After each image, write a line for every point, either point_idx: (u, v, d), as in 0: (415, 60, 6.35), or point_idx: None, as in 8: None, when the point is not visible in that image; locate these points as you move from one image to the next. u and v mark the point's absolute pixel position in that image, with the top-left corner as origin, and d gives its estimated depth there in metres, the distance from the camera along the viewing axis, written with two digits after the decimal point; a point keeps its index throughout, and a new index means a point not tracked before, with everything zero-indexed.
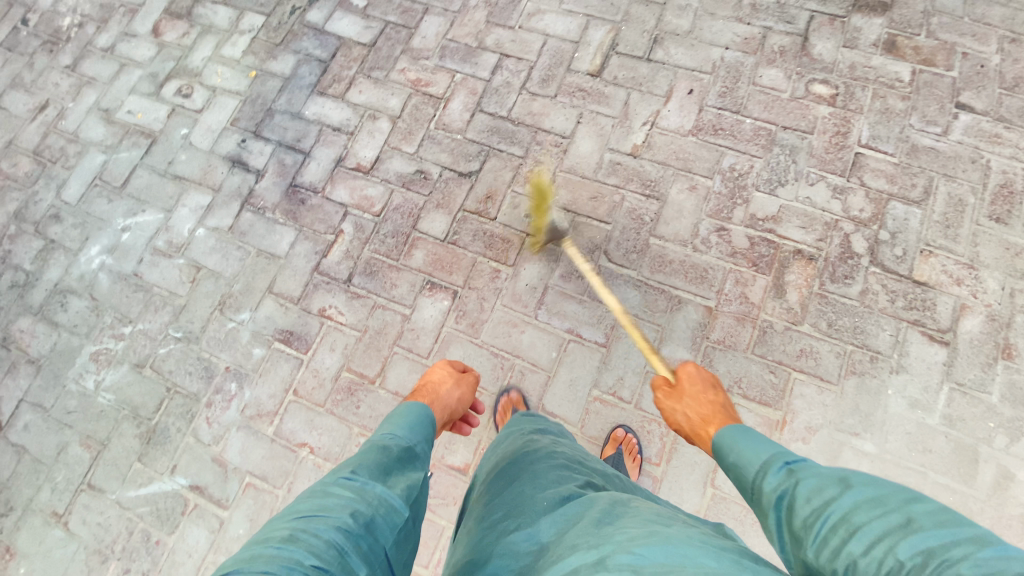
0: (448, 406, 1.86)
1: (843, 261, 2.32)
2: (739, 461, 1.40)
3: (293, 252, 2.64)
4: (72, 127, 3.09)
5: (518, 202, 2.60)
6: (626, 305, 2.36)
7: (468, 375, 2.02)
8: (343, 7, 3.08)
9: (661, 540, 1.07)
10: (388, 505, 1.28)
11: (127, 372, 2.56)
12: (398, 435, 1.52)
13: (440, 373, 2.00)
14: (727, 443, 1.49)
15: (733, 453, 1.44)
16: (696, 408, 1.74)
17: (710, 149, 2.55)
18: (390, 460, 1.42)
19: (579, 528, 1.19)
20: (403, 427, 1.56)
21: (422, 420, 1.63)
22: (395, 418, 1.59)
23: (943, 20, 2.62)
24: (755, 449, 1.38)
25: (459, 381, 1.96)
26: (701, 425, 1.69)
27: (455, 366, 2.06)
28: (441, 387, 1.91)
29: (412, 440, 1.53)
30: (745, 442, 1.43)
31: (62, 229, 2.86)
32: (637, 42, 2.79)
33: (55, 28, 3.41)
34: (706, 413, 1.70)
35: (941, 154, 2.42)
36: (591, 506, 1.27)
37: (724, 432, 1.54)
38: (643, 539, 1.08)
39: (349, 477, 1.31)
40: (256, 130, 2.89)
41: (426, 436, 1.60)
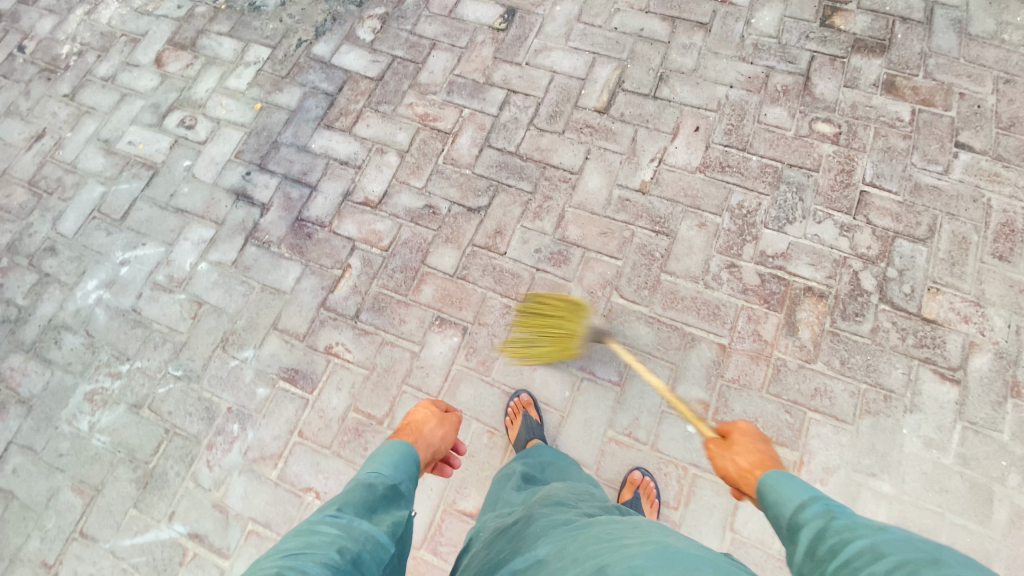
0: (431, 447, 1.68)
1: (853, 298, 2.34)
2: (780, 503, 1.30)
3: (299, 288, 2.60)
4: (70, 157, 3.03)
5: (528, 236, 2.59)
6: (639, 342, 2.35)
7: (453, 413, 1.84)
8: (349, 40, 3.09)
9: (656, 543, 1.13)
10: (374, 542, 1.28)
11: (123, 413, 2.47)
12: (383, 472, 1.47)
13: (422, 411, 1.80)
14: (771, 486, 1.35)
15: (772, 492, 1.34)
16: (743, 456, 1.49)
17: (718, 185, 2.58)
18: (376, 496, 1.40)
19: (579, 541, 1.23)
20: (388, 462, 1.50)
21: (409, 457, 1.56)
22: (382, 453, 1.53)
23: (939, 61, 2.71)
24: (795, 490, 1.31)
25: (444, 419, 1.78)
26: (746, 472, 1.47)
27: (438, 403, 1.88)
28: (424, 424, 1.73)
29: (398, 477, 1.48)
30: (788, 486, 1.32)
31: (57, 262, 2.79)
32: (642, 79, 2.84)
33: (54, 56, 3.36)
34: (756, 461, 1.47)
35: (943, 192, 2.47)
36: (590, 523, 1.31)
37: (774, 481, 1.35)
38: (642, 545, 1.14)
39: (334, 514, 1.30)
40: (261, 162, 2.87)
41: (412, 472, 1.53)
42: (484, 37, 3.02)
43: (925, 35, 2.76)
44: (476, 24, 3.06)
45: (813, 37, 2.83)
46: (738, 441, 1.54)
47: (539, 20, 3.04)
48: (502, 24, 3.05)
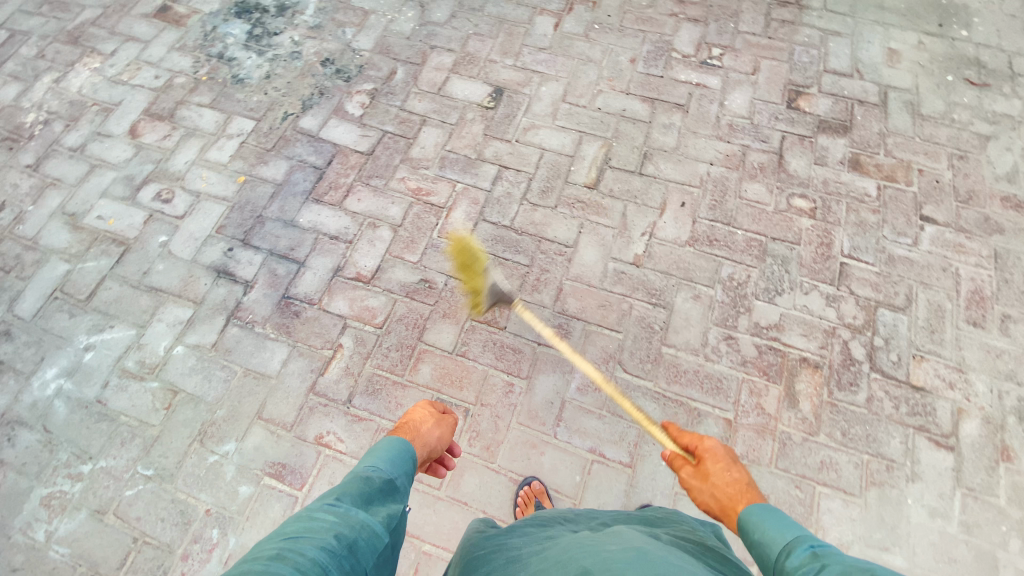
0: (428, 446, 1.64)
1: (846, 368, 2.41)
2: (762, 540, 1.30)
3: (286, 371, 2.45)
4: (30, 232, 2.81)
5: (527, 310, 2.57)
6: (646, 419, 2.32)
7: (450, 415, 1.81)
8: (337, 114, 3.11)
9: (638, 553, 1.21)
10: (371, 531, 1.26)
11: (85, 520, 2.19)
12: (380, 466, 1.42)
13: (420, 411, 1.76)
14: (751, 521, 1.35)
15: (757, 531, 1.33)
16: (721, 489, 1.49)
17: (709, 259, 2.66)
18: (373, 489, 1.36)
19: (563, 549, 1.31)
20: (386, 458, 1.46)
21: (405, 453, 1.51)
22: (380, 448, 1.48)
23: (897, 140, 2.96)
24: (780, 528, 1.30)
25: (442, 420, 1.74)
26: (728, 508, 1.46)
27: (436, 405, 1.83)
28: (422, 424, 1.69)
29: (395, 473, 1.43)
30: (774, 521, 1.32)
31: (11, 348, 2.54)
32: (628, 156, 2.95)
33: (16, 125, 3.17)
34: (733, 494, 1.46)
35: (915, 263, 2.64)
36: (576, 539, 1.38)
37: (751, 515, 1.37)
38: (623, 552, 1.21)
39: (333, 503, 1.27)
40: (244, 238, 2.76)
41: (407, 469, 1.49)
42: (474, 113, 3.11)
43: (882, 117, 3.03)
44: (466, 102, 3.15)
45: (782, 118, 3.05)
46: (711, 472, 1.52)
47: (526, 99, 3.15)
48: (491, 102, 3.15)
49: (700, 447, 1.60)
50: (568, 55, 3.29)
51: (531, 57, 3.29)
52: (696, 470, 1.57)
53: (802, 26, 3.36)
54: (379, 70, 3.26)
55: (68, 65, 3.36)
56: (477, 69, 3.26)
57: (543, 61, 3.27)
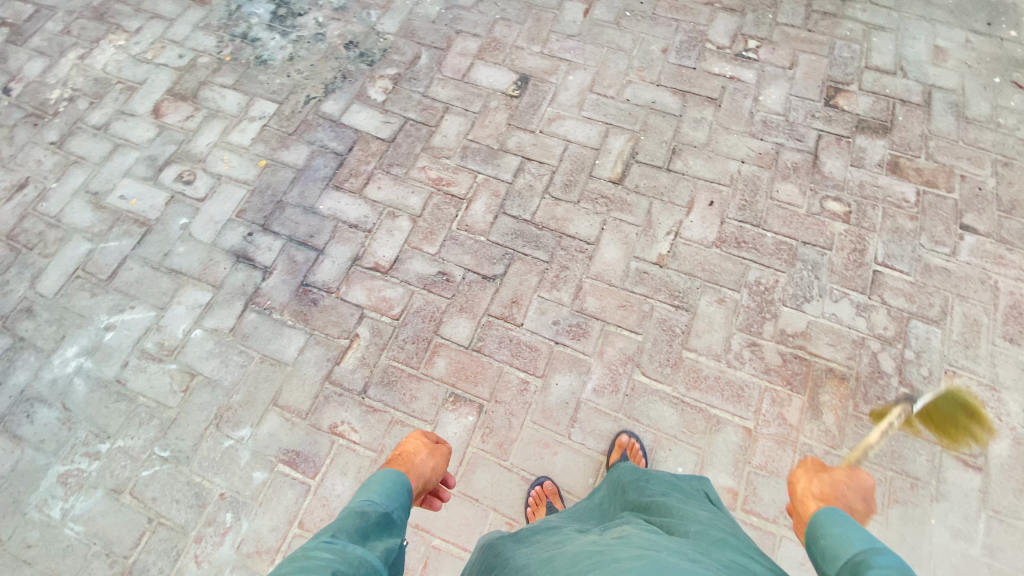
0: (422, 477, 1.68)
1: (874, 381, 2.33)
2: (832, 542, 1.26)
3: (302, 359, 2.45)
4: (54, 210, 2.84)
5: (545, 307, 2.53)
6: (663, 424, 2.28)
7: (443, 444, 1.83)
8: (360, 99, 3.06)
9: (647, 561, 1.17)
10: (370, 565, 1.29)
11: (101, 499, 2.25)
12: (375, 500, 1.49)
13: (414, 441, 1.78)
14: (833, 519, 1.30)
15: (831, 530, 1.28)
16: (818, 483, 1.42)
17: (735, 261, 2.58)
18: (369, 523, 1.42)
19: (571, 563, 1.27)
20: (381, 491, 1.52)
21: (400, 486, 1.58)
22: (374, 482, 1.54)
23: (940, 143, 2.82)
24: (863, 539, 1.23)
25: (435, 450, 1.77)
26: (809, 498, 1.40)
27: (428, 435, 1.86)
28: (415, 455, 1.72)
29: (390, 506, 1.50)
30: (853, 529, 1.26)
31: (34, 325, 2.58)
32: (656, 151, 2.86)
33: (41, 101, 3.18)
34: (827, 493, 1.39)
35: (952, 274, 2.52)
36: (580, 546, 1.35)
37: (833, 515, 1.31)
38: (633, 562, 1.17)
39: (330, 540, 1.30)
40: (264, 223, 2.75)
41: (402, 502, 1.56)
42: (498, 102, 3.03)
43: (925, 118, 2.89)
44: (490, 90, 3.08)
45: (819, 116, 2.92)
46: (832, 470, 1.44)
47: (552, 88, 3.06)
48: (515, 90, 3.07)
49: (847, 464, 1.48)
50: (598, 43, 3.18)
51: (558, 44, 3.19)
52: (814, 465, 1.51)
53: (845, 19, 3.21)
54: (403, 54, 3.20)
55: (94, 42, 3.35)
56: (503, 56, 3.17)
57: (571, 49, 3.17)
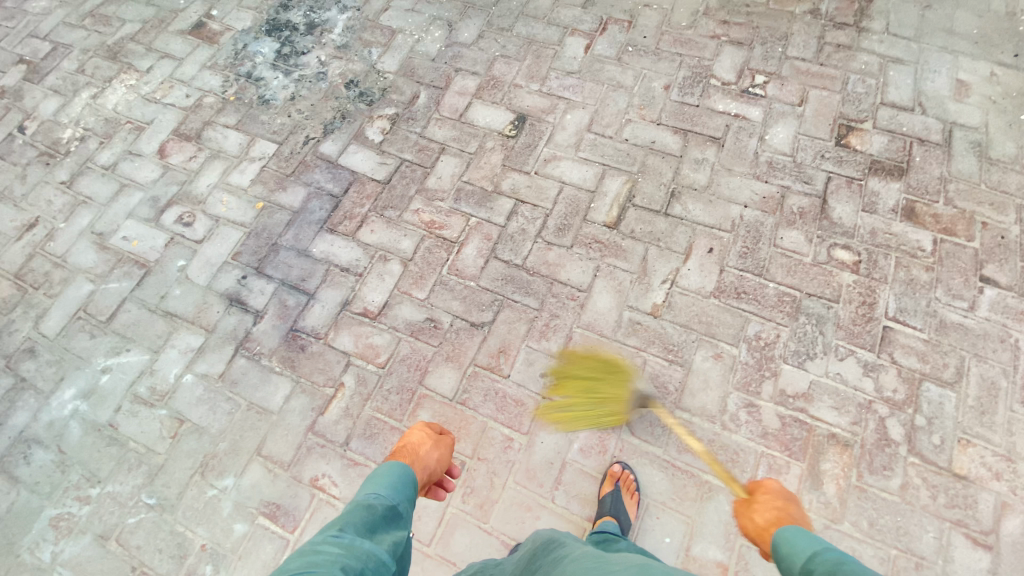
0: (427, 469, 1.72)
1: (880, 449, 2.18)
2: (788, 555, 1.34)
3: (287, 407, 2.44)
4: (61, 249, 2.93)
5: (533, 358, 2.46)
6: (652, 489, 2.18)
7: (448, 435, 1.87)
8: (357, 139, 3.07)
9: (638, 566, 1.37)
10: (376, 561, 1.35)
11: (89, 544, 2.28)
12: (382, 494, 1.53)
13: (418, 433, 1.83)
14: (785, 537, 1.38)
15: (787, 546, 1.36)
16: (761, 513, 1.51)
17: (734, 313, 2.46)
18: (376, 517, 1.46)
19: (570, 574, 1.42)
20: (388, 485, 1.55)
21: (407, 479, 1.61)
22: (381, 475, 1.57)
23: (959, 186, 2.65)
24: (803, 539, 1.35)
25: (440, 441, 1.80)
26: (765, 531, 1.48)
27: (433, 425, 1.90)
28: (420, 447, 1.76)
29: (397, 499, 1.54)
30: (804, 538, 1.35)
31: (35, 366, 2.65)
32: (654, 195, 2.76)
33: (54, 140, 3.30)
34: (771, 516, 1.49)
35: (970, 331, 2.35)
36: (571, 559, 1.51)
37: (786, 532, 1.40)
38: (629, 569, 1.37)
39: (337, 534, 1.36)
40: (258, 265, 2.77)
41: (409, 494, 1.59)
42: (494, 142, 3.00)
43: (944, 159, 2.72)
44: (486, 129, 3.04)
45: (829, 157, 2.78)
46: (759, 498, 1.55)
47: (549, 128, 3.01)
48: (512, 129, 3.03)
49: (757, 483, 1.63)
50: (598, 80, 3.12)
51: (557, 82, 3.14)
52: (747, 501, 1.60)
53: (859, 52, 3.05)
54: (402, 93, 3.19)
55: (106, 81, 3.47)
56: (501, 94, 3.14)
57: (570, 87, 3.12)
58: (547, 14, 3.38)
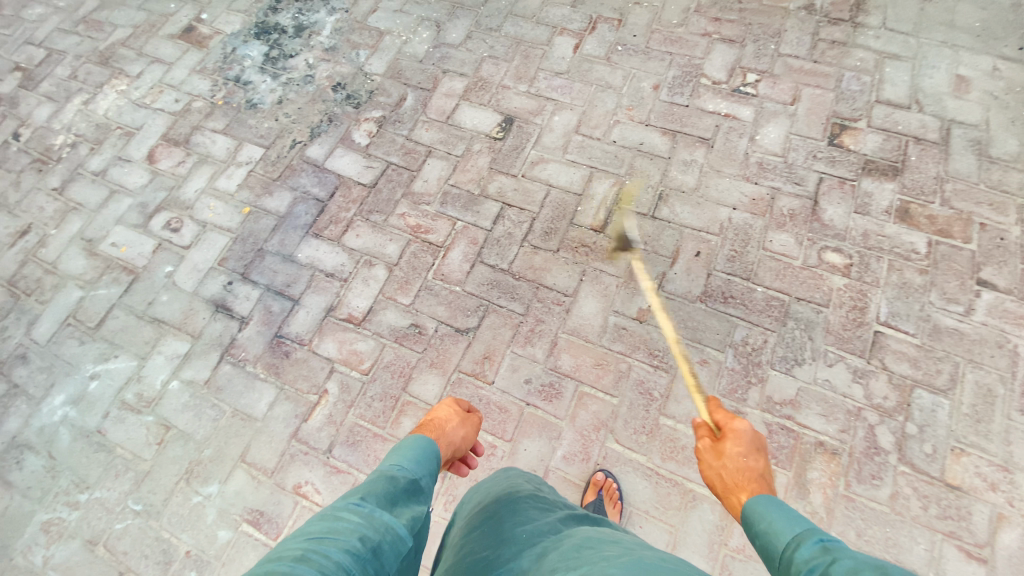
0: (452, 444, 1.71)
1: (869, 458, 2.14)
2: (768, 530, 1.28)
3: (271, 414, 2.44)
4: (52, 256, 2.95)
5: (517, 364, 2.43)
6: (636, 498, 2.14)
7: (474, 415, 1.87)
8: (344, 143, 3.05)
9: (636, 559, 1.20)
10: (396, 534, 1.26)
11: (76, 550, 2.29)
12: (405, 467, 1.47)
13: (445, 410, 1.84)
14: (758, 511, 1.34)
15: (763, 521, 1.31)
16: (730, 471, 1.48)
17: (721, 318, 2.41)
18: (398, 490, 1.39)
19: (560, 554, 1.28)
20: (412, 458, 1.49)
21: (429, 454, 1.55)
22: (405, 448, 1.52)
23: (957, 187, 2.58)
24: (787, 521, 1.27)
25: (466, 419, 1.81)
26: (731, 492, 1.46)
27: (461, 404, 1.91)
28: (447, 423, 1.76)
29: (420, 473, 1.47)
30: (781, 513, 1.30)
31: (26, 372, 2.67)
32: (642, 197, 2.72)
33: (47, 146, 3.32)
34: (739, 481, 1.45)
35: (964, 336, 2.30)
36: (570, 537, 1.37)
37: (758, 504, 1.36)
38: (622, 559, 1.20)
39: (359, 502, 1.29)
40: (244, 271, 2.77)
41: (431, 469, 1.53)
42: (481, 145, 2.97)
43: (941, 158, 2.65)
44: (474, 132, 3.01)
45: (821, 157, 2.72)
46: (727, 453, 1.50)
47: (537, 130, 2.98)
48: (500, 132, 3.00)
49: (727, 426, 1.58)
50: (586, 81, 3.08)
51: (546, 83, 3.10)
52: (715, 448, 1.56)
53: (855, 48, 2.98)
54: (389, 96, 3.17)
55: (98, 86, 3.48)
56: (489, 96, 3.11)
57: (559, 88, 3.08)
58: (536, 13, 3.34)
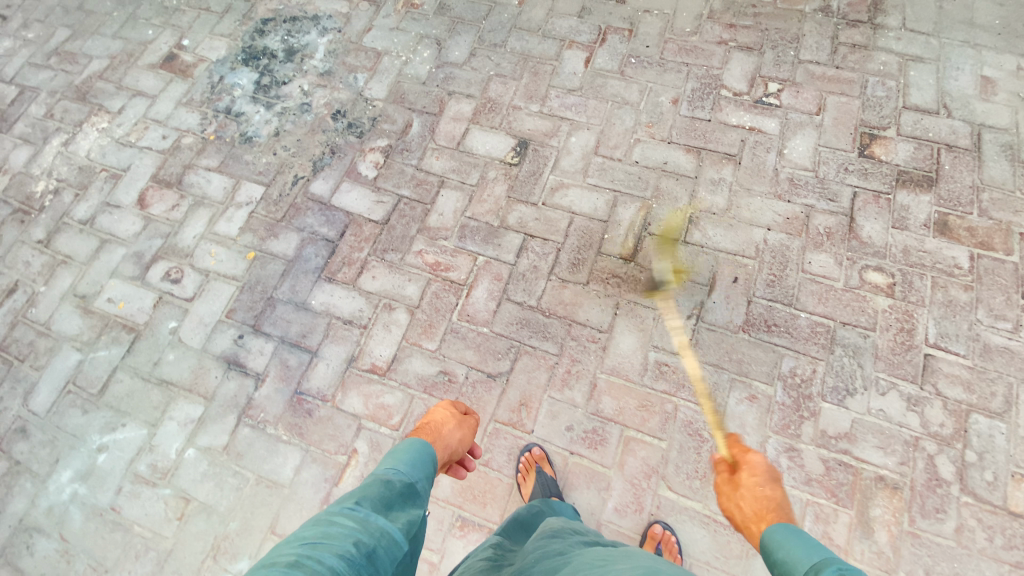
0: (449, 448, 1.68)
1: (931, 490, 2.07)
2: (787, 560, 1.25)
3: (299, 479, 2.30)
4: (44, 316, 2.74)
5: (556, 410, 2.31)
6: (694, 549, 2.05)
7: (470, 417, 1.84)
8: (350, 176, 2.87)
9: (648, 570, 1.23)
10: (390, 539, 1.27)
11: None
12: (401, 470, 1.45)
13: (441, 412, 1.80)
14: (775, 541, 1.30)
15: (780, 550, 1.28)
16: (748, 503, 1.43)
17: (766, 348, 2.32)
18: (393, 494, 1.38)
19: (571, 572, 1.31)
20: (407, 461, 1.48)
21: (426, 458, 1.54)
22: (401, 451, 1.51)
23: (993, 195, 2.51)
24: (805, 549, 1.24)
25: (462, 422, 1.78)
26: (750, 524, 1.40)
27: (455, 406, 1.87)
28: (443, 426, 1.72)
29: (415, 477, 1.46)
30: (800, 541, 1.26)
31: (27, 448, 2.48)
32: (671, 221, 2.60)
33: (26, 194, 3.08)
34: (760, 511, 1.39)
35: (1015, 354, 2.23)
36: (580, 555, 1.40)
37: (778, 538, 1.30)
38: (633, 571, 1.24)
39: (353, 506, 1.29)
40: (255, 323, 2.60)
41: (428, 473, 1.51)
42: (496, 172, 2.82)
43: (975, 165, 2.57)
44: (487, 158, 2.86)
45: (853, 170, 2.62)
46: (744, 483, 1.46)
47: (554, 153, 2.83)
48: (514, 156, 2.84)
49: (744, 459, 1.53)
50: (601, 97, 2.93)
51: (558, 101, 2.95)
52: (733, 479, 1.51)
53: (876, 51, 2.87)
54: (394, 122, 2.99)
55: (76, 125, 3.24)
56: (500, 118, 2.95)
57: (573, 106, 2.93)
58: (542, 26, 3.17)
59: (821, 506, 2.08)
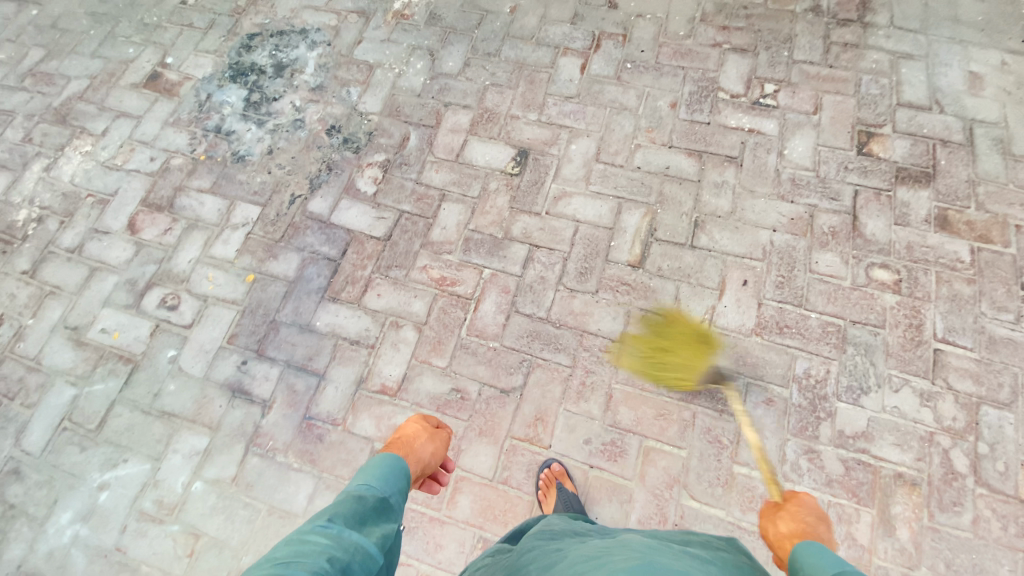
0: (422, 462, 1.67)
1: (948, 485, 2.08)
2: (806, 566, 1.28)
3: (312, 508, 2.24)
4: (34, 350, 2.63)
5: (573, 423, 2.28)
6: None
7: (443, 430, 1.84)
8: (348, 193, 2.82)
9: (644, 561, 1.16)
10: (364, 553, 1.26)
11: None
12: (373, 485, 1.45)
13: (413, 426, 1.80)
14: (801, 548, 1.35)
15: (804, 561, 1.30)
16: (785, 523, 1.51)
17: (779, 351, 2.32)
18: (366, 508, 1.38)
19: (566, 567, 1.24)
20: (379, 475, 1.48)
21: (398, 470, 1.54)
22: (372, 466, 1.51)
23: (988, 189, 2.54)
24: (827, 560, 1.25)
25: (434, 435, 1.77)
26: (784, 540, 1.48)
27: (428, 421, 1.87)
28: (415, 439, 1.72)
29: (388, 491, 1.46)
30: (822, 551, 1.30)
31: (23, 490, 2.38)
32: (676, 226, 2.59)
33: (8, 223, 2.96)
34: (795, 529, 1.48)
35: (1020, 345, 2.26)
36: (577, 549, 1.34)
37: (804, 547, 1.34)
38: (628, 561, 1.17)
39: (325, 524, 1.28)
40: (258, 348, 2.53)
41: (400, 486, 1.51)
42: (497, 183, 2.79)
43: (969, 160, 2.61)
44: (487, 169, 2.82)
45: (853, 168, 2.64)
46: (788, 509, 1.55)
47: (554, 161, 2.81)
48: (515, 166, 2.81)
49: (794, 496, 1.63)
50: (599, 104, 2.92)
51: (556, 109, 2.93)
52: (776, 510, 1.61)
53: (868, 49, 2.91)
54: (390, 136, 2.95)
55: (58, 149, 3.13)
56: (498, 128, 2.92)
57: (571, 113, 2.91)
58: (535, 34, 3.15)
59: (844, 507, 2.08)
